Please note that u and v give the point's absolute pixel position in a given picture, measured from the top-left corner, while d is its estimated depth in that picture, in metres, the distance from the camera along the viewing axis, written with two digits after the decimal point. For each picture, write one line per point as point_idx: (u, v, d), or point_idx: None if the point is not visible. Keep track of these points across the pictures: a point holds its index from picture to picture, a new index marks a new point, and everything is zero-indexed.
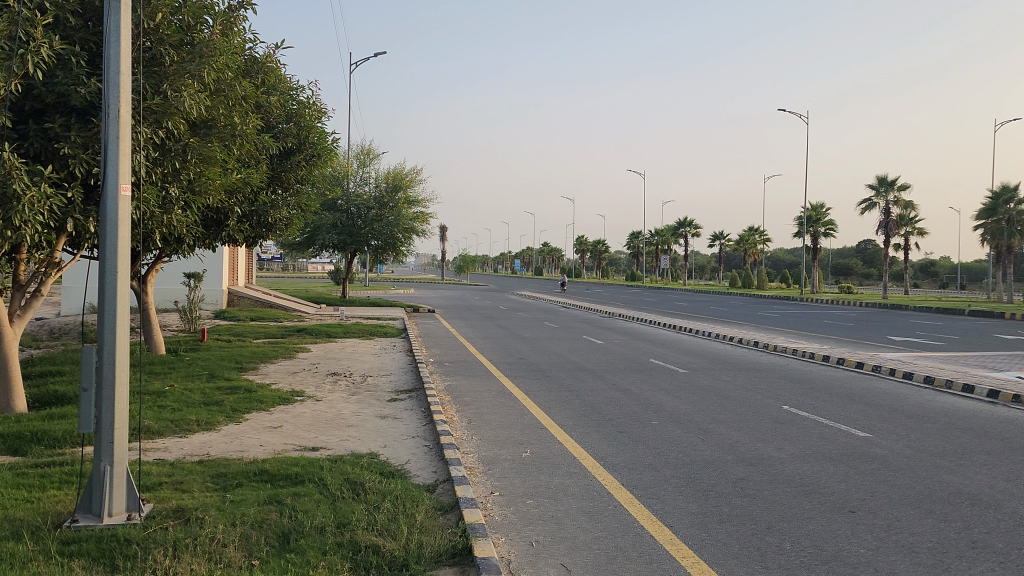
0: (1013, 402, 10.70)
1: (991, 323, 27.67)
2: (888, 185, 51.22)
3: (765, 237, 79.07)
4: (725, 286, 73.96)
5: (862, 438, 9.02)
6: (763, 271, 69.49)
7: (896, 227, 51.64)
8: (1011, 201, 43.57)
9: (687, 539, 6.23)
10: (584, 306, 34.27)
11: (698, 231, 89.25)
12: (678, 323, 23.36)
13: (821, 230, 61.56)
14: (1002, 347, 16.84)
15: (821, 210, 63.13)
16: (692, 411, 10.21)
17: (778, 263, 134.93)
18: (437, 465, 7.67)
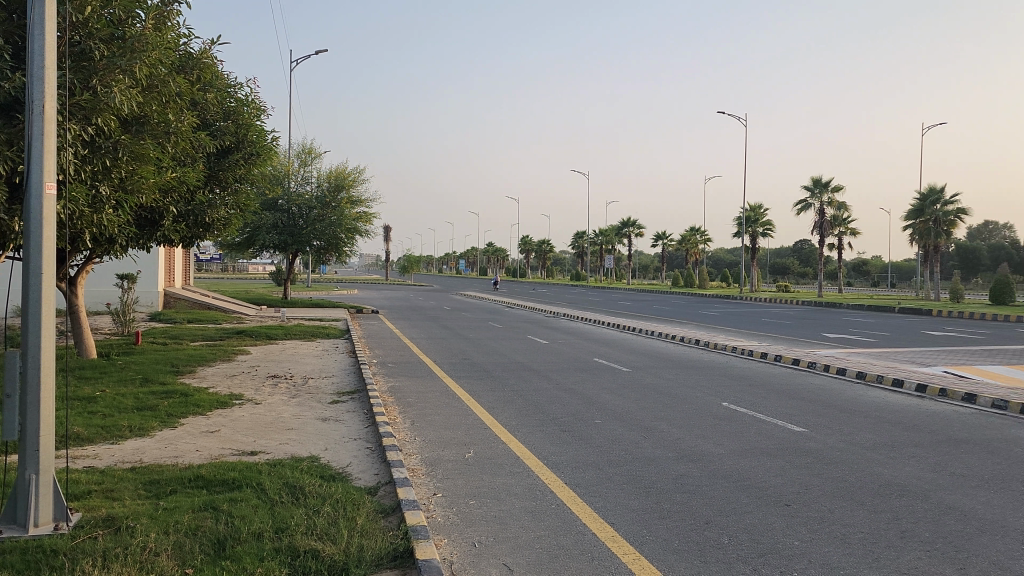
0: (940, 396, 11.11)
1: (919, 320, 28.65)
2: (823, 186, 52.59)
3: (705, 237, 80.55)
4: (667, 285, 75.06)
5: (799, 433, 9.24)
6: (704, 271, 70.83)
7: (831, 227, 53.12)
8: (938, 202, 45.15)
9: (629, 536, 6.29)
10: (529, 306, 34.43)
11: (641, 231, 90.41)
12: (621, 322, 23.63)
13: (759, 230, 63.01)
14: (930, 343, 17.47)
15: (759, 210, 64.55)
16: (634, 409, 10.33)
17: (719, 263, 137.60)
18: (379, 468, 7.59)
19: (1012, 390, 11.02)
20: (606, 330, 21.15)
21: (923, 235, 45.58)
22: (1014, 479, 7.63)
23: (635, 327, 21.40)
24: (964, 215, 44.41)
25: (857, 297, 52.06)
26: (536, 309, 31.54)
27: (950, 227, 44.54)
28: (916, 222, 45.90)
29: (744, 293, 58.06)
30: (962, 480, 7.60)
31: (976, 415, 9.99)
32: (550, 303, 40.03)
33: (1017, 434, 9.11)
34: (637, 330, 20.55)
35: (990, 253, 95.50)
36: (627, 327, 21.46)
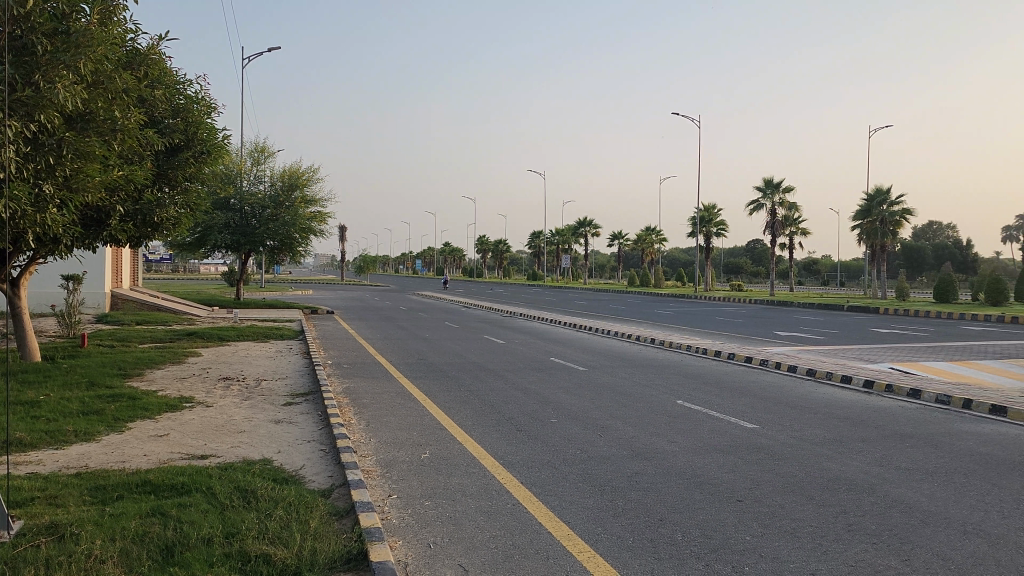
0: (886, 391, 11.38)
1: (865, 317, 29.36)
2: (774, 186, 53.52)
3: (661, 237, 81.49)
4: (624, 284, 75.70)
5: (750, 429, 9.39)
6: (660, 270, 71.60)
7: (782, 227, 54.11)
8: (885, 203, 46.29)
9: (583, 534, 6.32)
10: (485, 305, 34.46)
11: (597, 231, 91.08)
12: (576, 322, 23.78)
13: (713, 230, 63.89)
14: (876, 341, 17.90)
15: (713, 210, 65.46)
16: (590, 408, 10.39)
17: (675, 263, 139.35)
18: (333, 470, 7.52)
19: (954, 385, 11.35)
20: (562, 330, 21.22)
21: (871, 235, 46.67)
22: (957, 472, 7.85)
23: (590, 326, 21.54)
24: (909, 215, 45.58)
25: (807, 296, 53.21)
26: (492, 309, 31.56)
27: (897, 227, 45.67)
28: (864, 222, 46.96)
29: (699, 291, 58.91)
30: (907, 474, 7.80)
31: (920, 410, 10.26)
32: (507, 302, 40.09)
33: (958, 428, 9.38)
34: (593, 329, 20.67)
35: (934, 252, 98.26)
36: (583, 326, 21.59)
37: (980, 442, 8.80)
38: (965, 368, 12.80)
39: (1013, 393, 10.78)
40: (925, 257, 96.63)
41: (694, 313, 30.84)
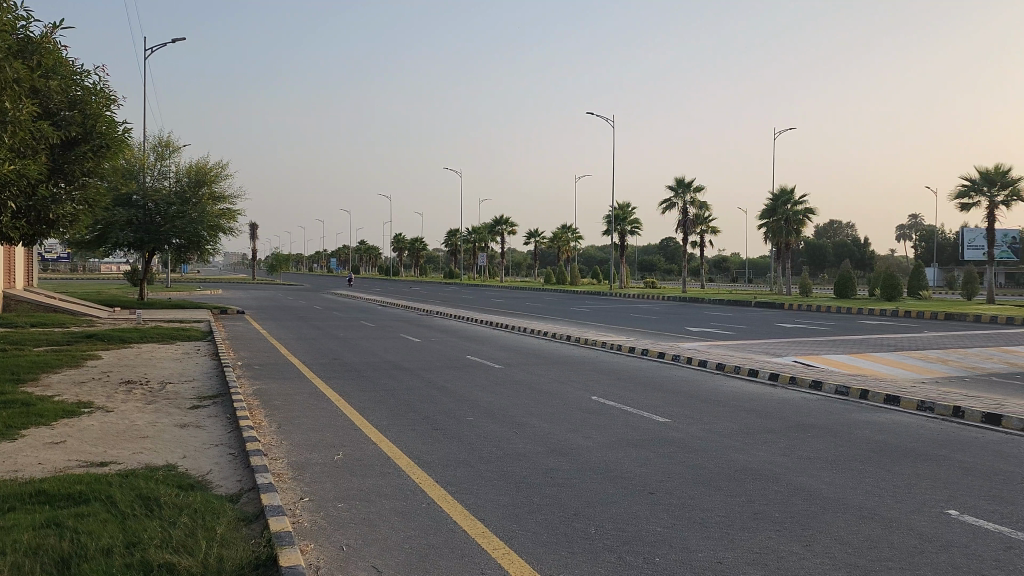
0: (791, 383, 11.83)
1: (771, 313, 30.47)
2: (685, 186, 54.94)
3: (576, 235, 82.53)
4: (540, 281, 76.36)
5: (663, 423, 9.59)
6: (576, 268, 72.57)
7: (693, 226, 55.58)
8: (789, 203, 48.03)
9: (498, 531, 6.33)
10: (401, 304, 34.20)
11: (514, 230, 91.65)
12: (494, 319, 23.85)
13: (627, 228, 65.16)
14: (782, 335, 18.59)
15: (627, 208, 66.64)
16: (506, 405, 10.43)
17: (592, 261, 141.55)
18: (242, 474, 7.32)
19: (852, 376, 11.91)
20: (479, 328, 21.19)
21: (776, 233, 48.42)
22: (855, 460, 8.21)
23: (507, 324, 21.63)
24: (812, 215, 47.52)
25: (715, 292, 54.86)
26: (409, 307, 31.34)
27: (800, 225, 47.55)
28: (770, 221, 48.61)
29: (614, 289, 59.99)
30: (809, 463, 8.11)
31: (822, 400, 10.71)
32: (423, 299, 39.85)
33: (856, 417, 9.83)
34: (510, 327, 20.73)
35: (834, 250, 102.86)
36: (500, 324, 21.66)
37: (876, 431, 9.24)
38: (863, 361, 13.37)
39: (906, 382, 11.38)
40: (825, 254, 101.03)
41: (609, 310, 31.32)
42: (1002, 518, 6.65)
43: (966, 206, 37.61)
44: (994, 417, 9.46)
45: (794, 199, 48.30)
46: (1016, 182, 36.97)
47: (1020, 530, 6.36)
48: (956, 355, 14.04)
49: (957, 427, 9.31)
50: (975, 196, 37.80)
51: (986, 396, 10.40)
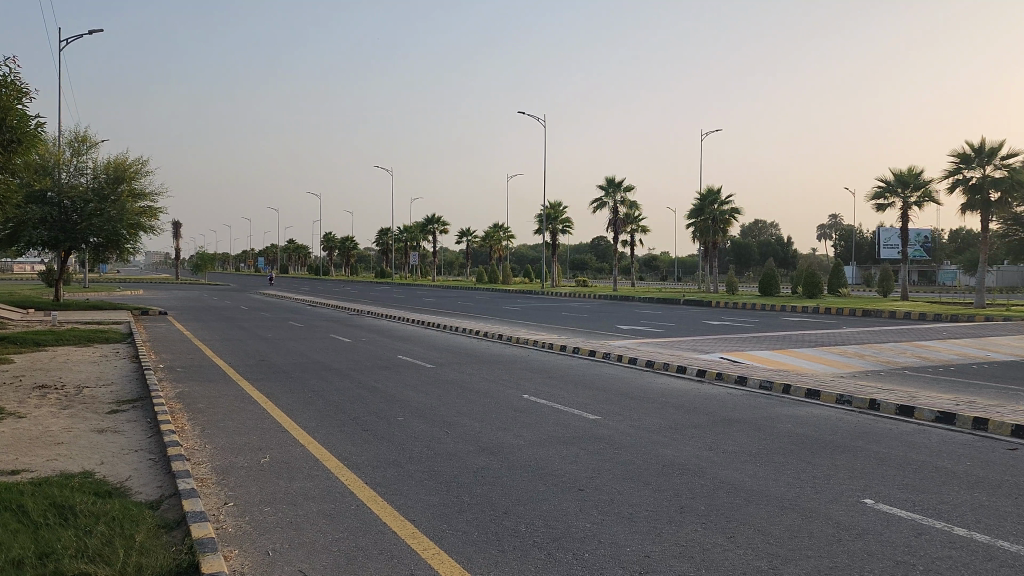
0: (718, 379, 12.11)
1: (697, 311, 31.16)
2: (616, 186, 55.69)
3: (508, 235, 82.87)
4: (473, 281, 76.33)
5: (593, 420, 9.69)
6: (508, 267, 72.84)
7: (623, 225, 56.35)
8: (715, 203, 49.15)
9: (428, 532, 6.30)
10: (331, 304, 33.72)
11: (446, 229, 91.37)
12: (425, 318, 23.74)
13: (559, 227, 65.68)
14: (708, 332, 19.01)
15: (558, 206, 67.21)
16: (437, 405, 10.37)
17: (525, 259, 142.53)
18: (163, 480, 7.10)
19: (776, 371, 12.25)
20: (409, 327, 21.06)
21: (703, 232, 49.53)
22: (778, 453, 8.45)
23: (438, 323, 21.54)
24: (737, 215, 48.73)
25: (644, 290, 55.85)
26: (340, 307, 30.89)
27: (726, 225, 48.74)
28: (697, 220, 49.66)
29: (546, 287, 60.43)
30: (734, 457, 8.30)
31: (746, 395, 10.99)
32: (353, 299, 39.39)
33: (779, 411, 10.12)
34: (441, 326, 20.66)
35: (758, 249, 105.94)
36: (431, 323, 21.57)
37: (797, 424, 9.52)
38: (786, 356, 13.76)
39: (826, 377, 11.78)
40: (749, 253, 103.92)
41: (540, 309, 31.51)
42: (914, 506, 6.94)
43: (881, 206, 39.15)
44: (907, 408, 9.88)
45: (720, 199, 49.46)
46: (927, 184, 38.68)
47: (931, 517, 6.65)
48: (872, 350, 14.57)
49: (874, 419, 9.68)
50: (889, 198, 39.42)
51: (900, 388, 10.85)
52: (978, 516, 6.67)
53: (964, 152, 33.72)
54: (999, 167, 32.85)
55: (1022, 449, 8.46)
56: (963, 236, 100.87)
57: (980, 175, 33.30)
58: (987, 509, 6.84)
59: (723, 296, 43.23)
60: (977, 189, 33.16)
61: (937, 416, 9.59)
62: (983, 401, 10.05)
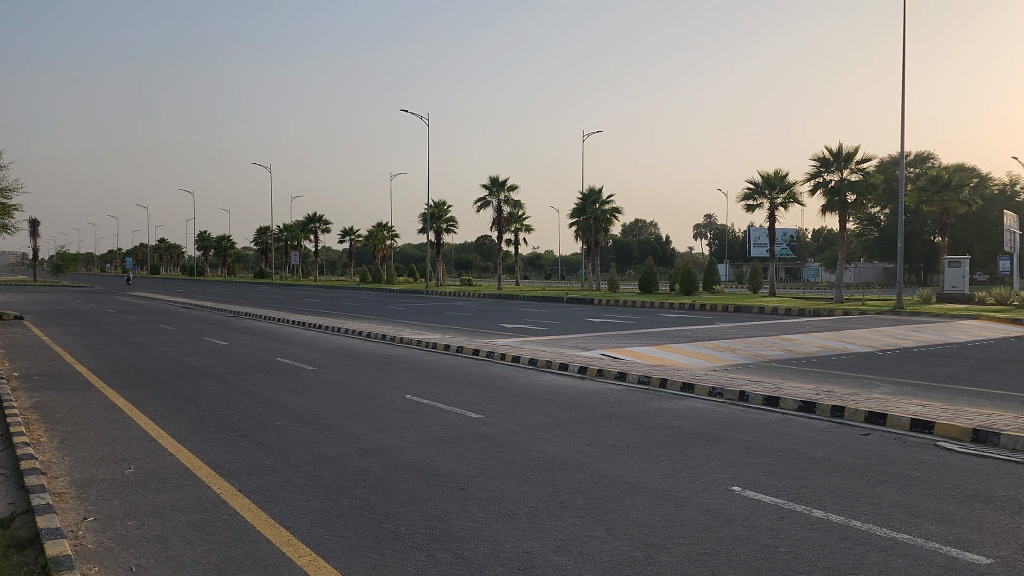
0: (598, 375, 12.42)
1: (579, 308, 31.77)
2: (500, 185, 56.09)
3: (392, 234, 82.04)
4: (357, 280, 75.20)
5: (476, 419, 9.73)
6: (393, 266, 72.17)
7: (508, 224, 56.83)
8: (597, 202, 50.32)
9: (305, 538, 6.16)
10: (207, 305, 32.38)
11: (328, 228, 89.48)
12: (305, 319, 23.16)
13: (444, 226, 65.65)
14: (588, 329, 19.48)
15: (441, 206, 67.01)
16: (317, 407, 10.16)
17: (412, 258, 141.90)
18: (15, 496, 6.64)
19: (653, 366, 12.67)
20: (289, 329, 20.50)
21: (585, 232, 50.56)
22: (654, 446, 8.72)
23: (320, 323, 21.08)
24: (619, 214, 50.08)
25: (526, 289, 56.44)
26: (215, 309, 29.73)
27: (607, 225, 49.95)
28: (580, 220, 50.67)
29: (430, 287, 60.22)
30: (613, 451, 8.51)
31: (625, 391, 11.31)
32: (230, 300, 37.97)
33: (657, 405, 10.46)
34: (322, 327, 20.21)
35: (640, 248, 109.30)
36: (312, 323, 21.09)
37: (673, 417, 9.87)
38: (663, 352, 14.23)
39: (700, 370, 12.27)
40: (630, 251, 107.03)
41: (424, 309, 31.34)
42: (779, 491, 7.31)
43: (751, 206, 41.12)
44: (773, 398, 10.43)
45: (602, 199, 50.66)
46: (792, 186, 40.89)
47: (793, 501, 7.02)
48: (742, 344, 15.29)
49: (743, 410, 10.16)
50: (758, 199, 41.42)
51: (768, 380, 11.44)
52: (834, 498, 7.11)
53: (823, 157, 35.82)
54: (854, 171, 35.10)
55: (875, 434, 9.09)
56: (824, 235, 107.46)
57: (838, 179, 35.48)
58: (842, 491, 7.30)
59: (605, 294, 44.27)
60: (835, 191, 35.32)
61: (800, 405, 10.17)
62: (841, 389, 10.73)
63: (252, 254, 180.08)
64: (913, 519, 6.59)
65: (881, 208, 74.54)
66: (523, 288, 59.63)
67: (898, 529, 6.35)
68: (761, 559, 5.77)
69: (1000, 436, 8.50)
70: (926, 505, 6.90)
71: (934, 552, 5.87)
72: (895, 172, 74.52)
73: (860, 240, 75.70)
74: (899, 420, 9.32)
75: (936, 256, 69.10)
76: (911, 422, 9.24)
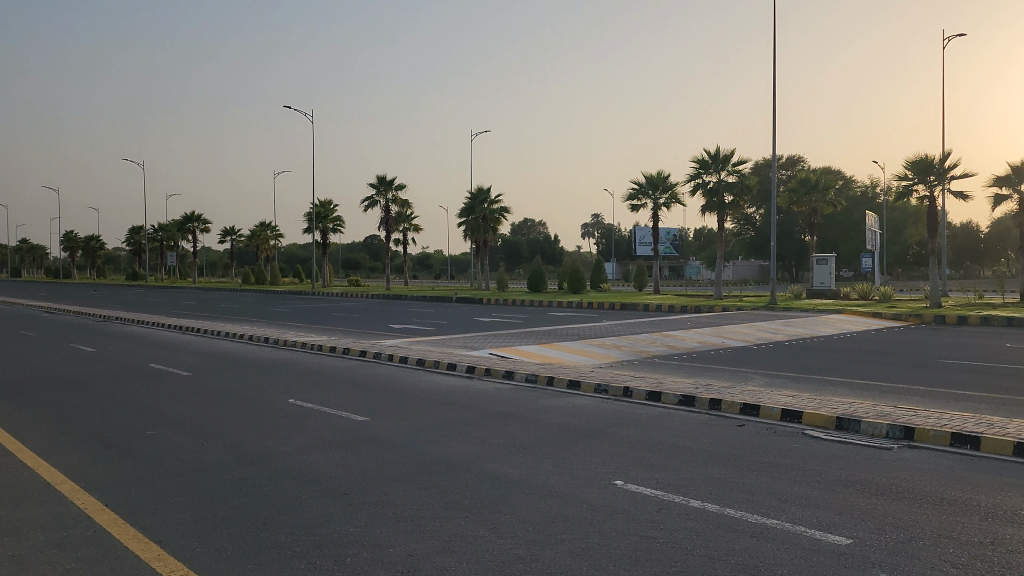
0: (486, 375, 12.46)
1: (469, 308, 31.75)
2: (387, 184, 55.48)
3: (276, 233, 79.68)
4: (238, 282, 72.60)
5: (362, 422, 9.58)
6: (276, 267, 70.10)
7: (395, 224, 56.25)
8: (486, 202, 50.52)
9: (177, 551, 5.90)
10: (73, 309, 30.49)
11: (208, 227, 85.99)
12: (180, 323, 22.14)
13: (331, 225, 64.40)
14: (475, 328, 19.53)
15: (328, 206, 65.65)
16: (194, 414, 9.75)
17: (298, 258, 138.47)
18: None
19: (540, 365, 12.81)
20: (163, 333, 19.58)
21: (474, 231, 50.68)
22: (540, 443, 8.82)
23: (196, 327, 20.23)
24: (507, 214, 50.44)
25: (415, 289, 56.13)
26: (83, 313, 28.01)
27: (496, 225, 50.24)
28: (468, 220, 50.74)
29: (316, 288, 58.87)
30: (499, 450, 8.54)
31: (512, 390, 11.39)
32: (100, 305, 35.83)
33: (543, 403, 10.59)
34: (200, 330, 19.42)
35: (529, 249, 110.66)
36: (187, 328, 20.22)
37: (560, 415, 10.01)
38: (550, 350, 14.42)
39: (585, 368, 12.51)
40: (520, 250, 108.08)
41: (310, 310, 30.61)
42: (658, 483, 7.53)
43: (635, 206, 42.23)
44: (654, 394, 10.75)
45: (490, 199, 50.90)
46: (673, 187, 42.28)
47: (671, 493, 7.25)
48: (626, 341, 15.69)
49: (627, 405, 10.42)
50: (642, 199, 42.60)
51: (649, 375, 11.79)
52: (711, 488, 7.37)
53: (702, 158, 37.22)
54: (731, 173, 36.63)
55: (748, 425, 9.50)
56: (705, 234, 111.69)
57: (716, 180, 36.93)
58: (718, 481, 7.59)
59: (495, 292, 44.53)
60: (714, 192, 36.72)
61: (680, 399, 10.51)
62: (718, 383, 11.17)
63: (124, 254, 170.66)
64: (782, 505, 6.91)
65: (756, 208, 78.18)
66: (409, 288, 58.12)
67: (768, 515, 6.65)
68: (639, 550, 5.92)
69: (861, 423, 9.06)
70: (794, 491, 7.26)
71: (801, 535, 6.18)
72: (769, 174, 78.29)
73: (737, 239, 79.11)
74: (771, 410, 9.77)
75: (806, 253, 73.09)
76: (781, 412, 9.71)
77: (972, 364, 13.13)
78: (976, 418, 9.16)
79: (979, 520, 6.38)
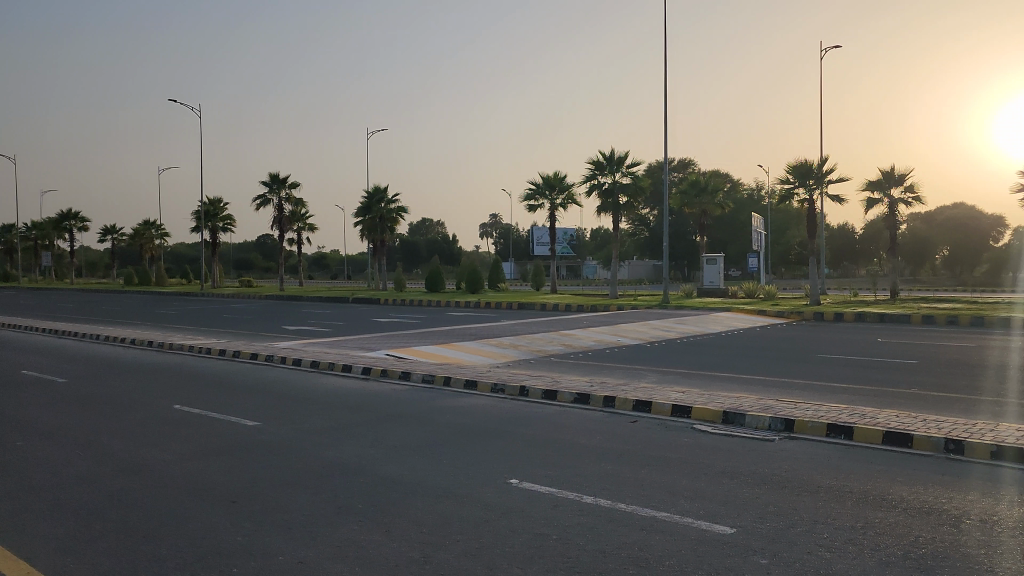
0: (381, 376, 12.31)
1: (367, 309, 31.30)
2: (281, 182, 54.01)
3: (161, 233, 76.24)
4: (120, 284, 69.03)
5: (251, 427, 9.28)
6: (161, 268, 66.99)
7: (288, 223, 54.81)
8: (383, 201, 49.93)
9: (47, 569, 5.55)
10: None
11: (86, 226, 81.37)
12: (52, 327, 20.84)
13: (221, 224, 62.15)
14: (369, 330, 19.26)
15: (218, 205, 63.34)
16: (69, 424, 9.21)
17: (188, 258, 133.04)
18: None
19: (437, 365, 12.75)
20: (33, 338, 18.38)
21: (371, 231, 50.01)
22: (434, 444, 8.78)
23: (70, 332, 19.08)
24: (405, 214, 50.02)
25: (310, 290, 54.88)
26: None
27: (393, 224, 49.74)
28: (365, 219, 50.02)
29: (205, 289, 56.64)
30: (394, 452, 8.45)
31: (409, 391, 11.29)
32: None
33: (439, 404, 10.53)
34: (73, 335, 18.33)
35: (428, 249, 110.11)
36: (60, 332, 19.06)
37: (456, 415, 9.99)
38: (448, 350, 14.37)
39: (482, 367, 12.53)
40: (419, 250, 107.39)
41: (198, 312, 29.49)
42: (551, 481, 7.62)
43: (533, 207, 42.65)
44: (550, 392, 10.88)
45: (388, 198, 50.36)
46: (570, 188, 42.94)
47: (564, 490, 7.36)
48: (523, 340, 15.82)
49: (523, 404, 10.51)
50: (540, 199, 43.07)
51: (545, 374, 11.93)
52: (603, 484, 7.52)
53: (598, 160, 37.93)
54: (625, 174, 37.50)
55: (640, 421, 9.75)
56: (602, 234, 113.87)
57: (611, 181, 37.74)
58: (611, 476, 7.75)
59: (393, 292, 44.08)
60: (609, 193, 37.50)
61: (575, 397, 10.68)
62: (611, 381, 11.40)
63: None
64: (671, 498, 7.11)
65: (650, 209, 80.28)
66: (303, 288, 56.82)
67: (657, 508, 6.84)
68: (532, 548, 5.97)
69: (745, 417, 9.45)
70: (682, 484, 7.49)
71: (688, 526, 6.38)
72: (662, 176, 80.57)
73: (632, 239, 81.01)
74: (662, 406, 10.06)
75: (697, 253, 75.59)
76: (671, 408, 10.00)
77: (845, 358, 13.86)
78: (850, 409, 9.69)
79: (851, 505, 6.74)
